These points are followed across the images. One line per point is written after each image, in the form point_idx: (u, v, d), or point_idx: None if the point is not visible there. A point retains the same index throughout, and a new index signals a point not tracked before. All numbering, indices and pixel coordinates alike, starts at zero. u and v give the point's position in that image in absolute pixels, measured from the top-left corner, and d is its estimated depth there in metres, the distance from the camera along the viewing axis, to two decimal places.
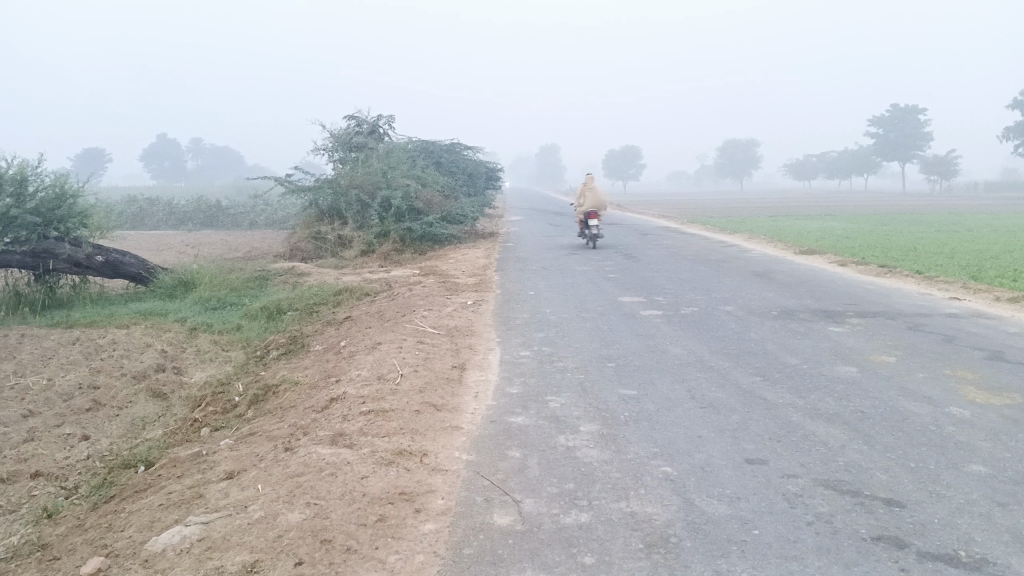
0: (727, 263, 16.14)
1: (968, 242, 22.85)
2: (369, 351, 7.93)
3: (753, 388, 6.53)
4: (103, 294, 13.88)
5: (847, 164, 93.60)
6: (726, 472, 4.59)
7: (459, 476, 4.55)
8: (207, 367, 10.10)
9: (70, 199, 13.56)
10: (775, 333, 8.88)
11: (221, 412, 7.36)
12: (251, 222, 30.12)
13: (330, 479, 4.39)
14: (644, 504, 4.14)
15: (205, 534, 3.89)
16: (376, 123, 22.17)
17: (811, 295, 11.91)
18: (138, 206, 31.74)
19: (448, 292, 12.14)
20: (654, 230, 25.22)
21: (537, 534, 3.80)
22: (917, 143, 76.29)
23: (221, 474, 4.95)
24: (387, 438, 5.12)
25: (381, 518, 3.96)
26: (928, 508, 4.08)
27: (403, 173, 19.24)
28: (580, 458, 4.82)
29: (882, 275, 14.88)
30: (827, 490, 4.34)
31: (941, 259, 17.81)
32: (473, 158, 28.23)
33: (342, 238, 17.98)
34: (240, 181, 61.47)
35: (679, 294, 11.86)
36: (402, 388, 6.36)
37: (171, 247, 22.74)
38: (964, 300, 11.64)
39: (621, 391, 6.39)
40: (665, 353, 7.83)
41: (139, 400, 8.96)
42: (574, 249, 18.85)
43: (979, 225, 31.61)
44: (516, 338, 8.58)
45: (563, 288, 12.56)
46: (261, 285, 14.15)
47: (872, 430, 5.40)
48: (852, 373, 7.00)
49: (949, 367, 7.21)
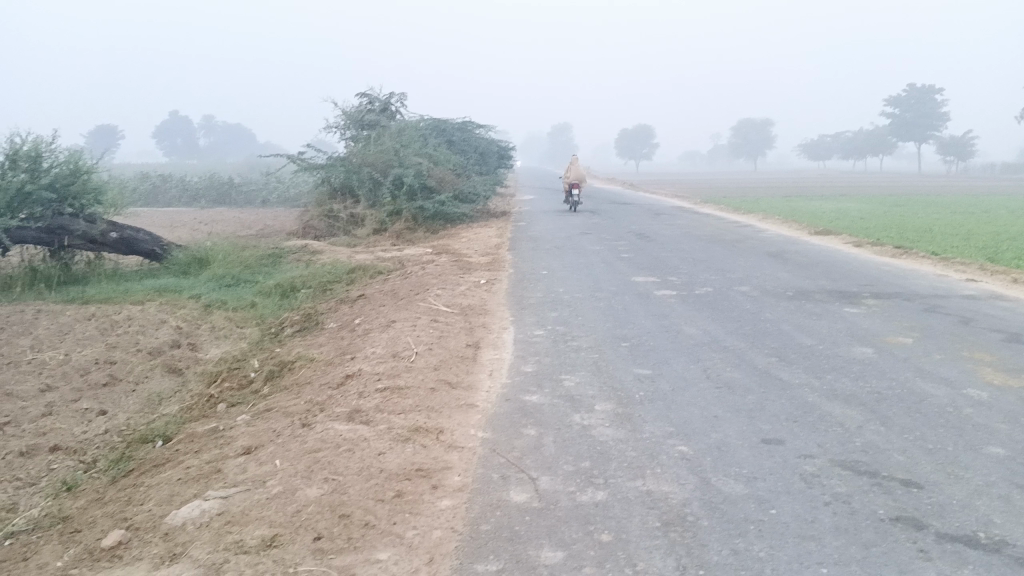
0: (741, 244, 16.04)
1: (985, 223, 22.59)
2: (383, 328, 7.94)
3: (768, 368, 6.51)
4: (118, 271, 13.95)
5: (862, 144, 92.85)
6: (742, 452, 4.59)
7: (475, 454, 4.56)
8: (221, 343, 10.15)
9: (85, 176, 13.60)
10: (789, 314, 8.84)
11: (236, 388, 7.40)
12: (264, 200, 30.17)
13: (347, 455, 4.41)
14: (661, 483, 4.14)
15: (224, 508, 3.92)
16: (388, 100, 22.07)
17: (826, 276, 11.84)
18: (151, 183, 31.82)
19: (460, 270, 12.14)
20: (666, 210, 25.07)
21: (554, 512, 3.81)
22: (933, 124, 75.54)
23: (238, 449, 4.98)
24: (403, 415, 5.14)
25: (399, 494, 3.98)
26: (946, 490, 4.06)
27: (415, 151, 19.18)
28: (595, 437, 4.83)
29: (897, 256, 14.77)
30: (844, 470, 4.32)
31: (957, 240, 17.64)
32: (485, 136, 28.11)
33: (355, 216, 17.96)
34: (252, 160, 61.48)
35: (693, 274, 11.81)
36: (417, 366, 6.37)
37: (184, 224, 22.81)
38: (981, 282, 11.54)
39: (635, 371, 6.38)
40: (679, 333, 7.81)
41: (155, 376, 9.02)
42: (587, 229, 18.78)
43: (996, 206, 31.27)
44: (530, 317, 8.58)
45: (576, 267, 12.53)
46: (274, 262, 14.18)
47: (889, 411, 5.38)
48: (868, 354, 6.96)
49: (967, 349, 7.16)
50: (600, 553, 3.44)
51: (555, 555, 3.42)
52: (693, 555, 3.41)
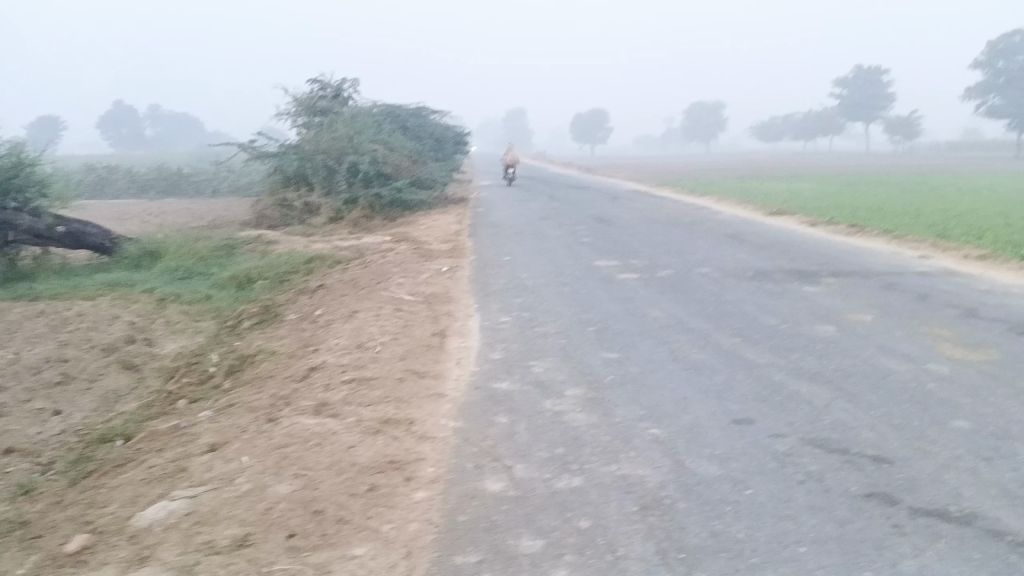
0: (699, 226, 16.17)
1: (933, 201, 23.12)
2: (346, 319, 7.82)
3: (734, 349, 6.54)
4: (67, 266, 13.55)
5: (811, 125, 94.26)
6: (714, 433, 4.60)
7: (448, 444, 4.50)
8: (178, 337, 9.92)
9: (29, 169, 13.17)
10: (751, 295, 8.91)
11: (197, 384, 7.22)
12: (215, 190, 29.59)
13: (317, 450, 4.32)
14: (636, 467, 4.12)
15: (192, 508, 3.80)
16: (341, 86, 21.70)
17: (784, 256, 11.97)
18: (98, 174, 31.02)
19: (421, 258, 12.03)
20: (624, 194, 25.16)
21: (531, 500, 3.77)
22: (880, 104, 77.00)
23: (203, 447, 4.85)
24: (372, 406, 5.05)
25: (372, 487, 3.91)
26: (916, 465, 4.11)
27: (370, 138, 18.92)
28: (567, 423, 4.80)
29: (851, 235, 15.02)
30: (815, 449, 4.36)
31: (908, 218, 18.03)
32: (440, 122, 27.93)
33: (310, 205, 17.67)
34: (201, 149, 60.22)
35: (654, 257, 11.87)
36: (383, 356, 6.28)
37: (133, 217, 22.25)
38: (933, 258, 11.78)
39: (603, 355, 6.37)
40: (644, 316, 7.82)
41: (111, 373, 8.78)
42: (545, 214, 18.75)
43: (942, 184, 31.99)
44: (495, 303, 8.53)
45: (537, 252, 12.49)
46: (230, 254, 13.90)
47: (855, 388, 5.44)
48: (830, 333, 7.04)
49: (925, 324, 7.30)
50: (580, 541, 3.41)
51: (535, 544, 3.38)
52: (672, 539, 3.40)
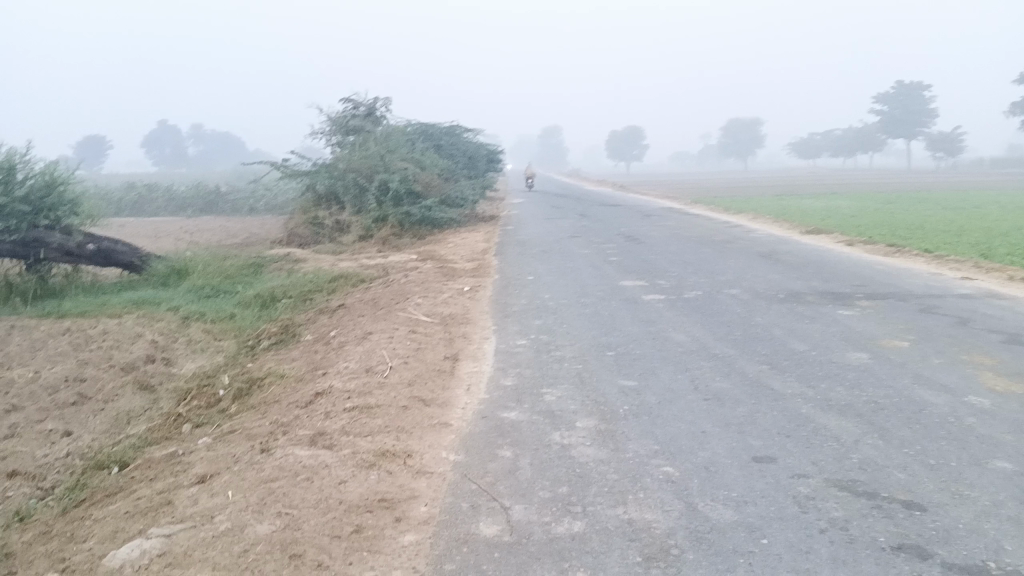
0: (732, 244, 15.77)
1: (977, 219, 22.36)
2: (358, 341, 7.60)
3: (759, 377, 6.20)
4: (96, 283, 13.55)
5: (851, 142, 92.79)
6: (732, 472, 4.27)
7: (445, 480, 4.24)
8: (197, 357, 9.80)
9: (61, 187, 13.22)
10: (781, 318, 8.53)
11: (205, 407, 7.04)
12: (251, 208, 29.82)
13: (304, 486, 4.09)
14: (644, 510, 3.82)
15: (166, 549, 3.58)
16: (374, 104, 21.64)
17: (818, 276, 11.54)
18: (137, 193, 31.46)
19: (444, 277, 11.81)
20: (656, 212, 24.77)
21: (526, 547, 3.49)
22: (922, 120, 75.61)
23: (193, 478, 4.64)
24: (370, 437, 4.82)
25: (358, 529, 3.66)
26: (951, 512, 3.75)
27: (401, 156, 18.85)
28: (575, 458, 4.50)
29: (891, 254, 14.51)
30: (840, 492, 4.01)
31: (950, 237, 17.41)
32: (474, 140, 27.84)
33: (340, 223, 17.59)
34: (241, 167, 61.01)
35: (683, 277, 11.51)
36: (390, 381, 6.04)
37: (168, 234, 22.37)
38: (975, 280, 11.29)
39: (620, 383, 6.06)
40: (667, 341, 7.49)
41: (126, 393, 8.66)
42: (575, 232, 18.45)
43: (986, 202, 31.03)
44: (513, 326, 8.26)
45: (562, 272, 12.21)
46: (256, 272, 13.81)
47: (887, 422, 5.07)
48: (863, 360, 6.66)
49: (966, 352, 6.88)
50: None
51: None
52: None
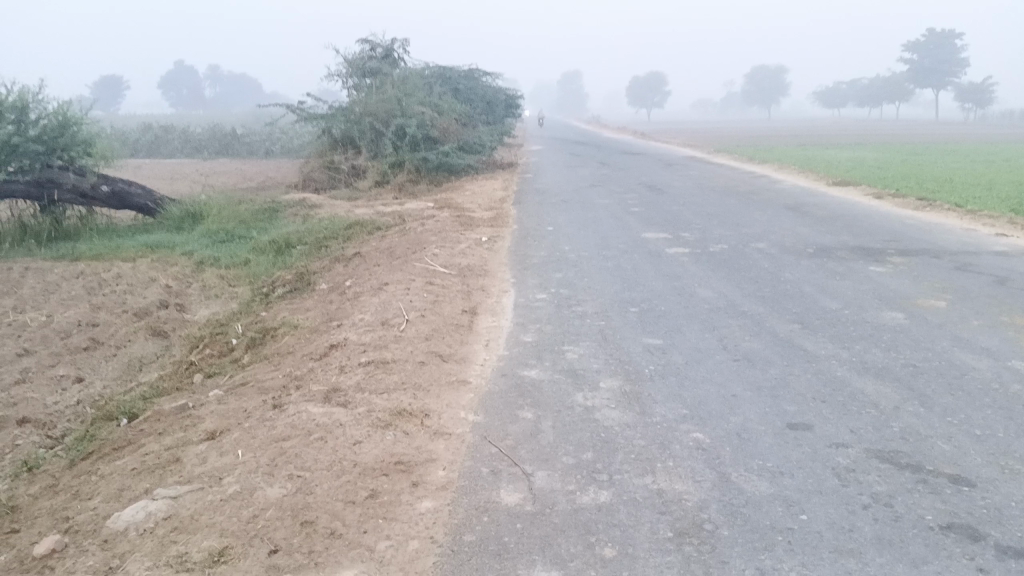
0: (757, 196, 15.37)
1: (1007, 174, 21.71)
2: (374, 292, 7.39)
3: (791, 337, 5.94)
4: (111, 226, 13.30)
5: (878, 92, 90.65)
6: (765, 440, 4.05)
7: (464, 443, 4.05)
8: (211, 303, 9.63)
9: (74, 128, 12.92)
10: (811, 274, 8.22)
11: (217, 356, 6.88)
12: (267, 151, 29.42)
13: (317, 446, 3.91)
14: (674, 481, 3.61)
15: (172, 512, 3.42)
16: (391, 46, 20.99)
17: (847, 231, 11.20)
18: (153, 135, 31.15)
19: (461, 226, 11.54)
20: (678, 161, 24.24)
21: (549, 518, 3.29)
22: (952, 70, 73.56)
23: (202, 434, 4.47)
24: (386, 395, 4.63)
25: (373, 494, 3.48)
26: (1002, 489, 3.52)
27: (419, 100, 18.40)
28: (599, 421, 4.29)
29: (921, 208, 14.09)
30: (882, 464, 3.79)
31: (979, 191, 16.91)
32: (493, 84, 27.23)
33: (356, 168, 17.27)
34: (257, 110, 60.41)
35: (707, 231, 11.16)
36: (407, 335, 5.83)
37: (184, 177, 22.08)
38: (1010, 237, 10.90)
39: (645, 341, 5.82)
40: (693, 297, 7.22)
41: (138, 339, 8.51)
42: (595, 181, 18.04)
43: (1015, 155, 30.24)
44: (533, 279, 8.02)
45: (582, 223, 11.90)
46: (270, 217, 13.55)
47: (927, 389, 4.82)
48: (898, 321, 6.37)
49: (1005, 313, 6.58)
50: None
51: None
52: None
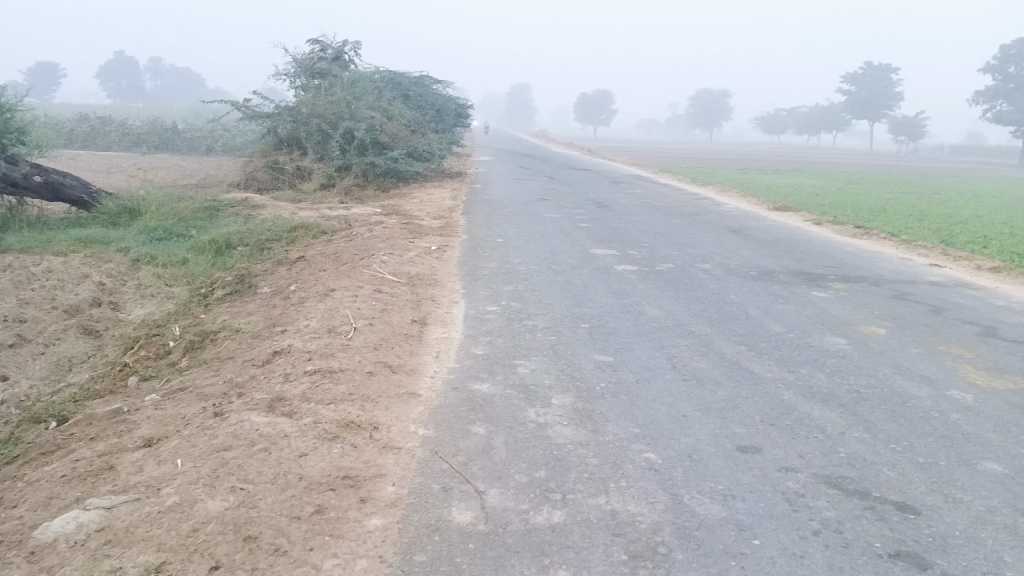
0: (702, 217, 15.59)
1: (939, 206, 22.45)
2: (320, 298, 7.22)
3: (738, 359, 5.99)
4: (42, 218, 12.79)
5: (816, 121, 93.19)
6: (717, 462, 4.06)
7: (414, 457, 3.96)
8: (147, 303, 9.31)
9: (7, 114, 12.41)
10: (756, 297, 8.33)
11: (153, 358, 6.62)
12: (209, 148, 28.74)
13: (261, 457, 3.77)
14: (627, 502, 3.58)
15: (106, 523, 3.25)
16: (342, 48, 20.73)
17: (790, 255, 11.40)
18: (90, 125, 30.19)
19: (409, 234, 11.42)
20: (625, 179, 24.47)
21: (502, 538, 3.23)
22: (888, 103, 76.07)
23: (138, 441, 4.28)
24: (333, 406, 4.50)
25: (319, 510, 3.36)
26: (946, 518, 3.58)
27: (368, 104, 18.19)
28: (551, 439, 4.24)
29: (860, 236, 14.44)
30: (831, 489, 3.82)
31: (913, 222, 17.45)
32: (443, 93, 27.13)
33: (302, 169, 16.97)
34: (201, 105, 59.26)
35: (654, 249, 11.25)
36: (354, 344, 5.71)
37: (121, 171, 21.40)
38: (944, 267, 11.24)
39: (596, 358, 5.80)
40: (642, 315, 7.23)
41: (68, 337, 8.16)
42: (544, 195, 18.09)
43: (945, 188, 31.33)
44: (483, 290, 7.95)
45: (531, 236, 11.88)
46: (211, 216, 13.20)
47: (871, 415, 4.89)
48: (841, 346, 6.49)
49: (943, 342, 6.76)
50: None
51: None
52: None
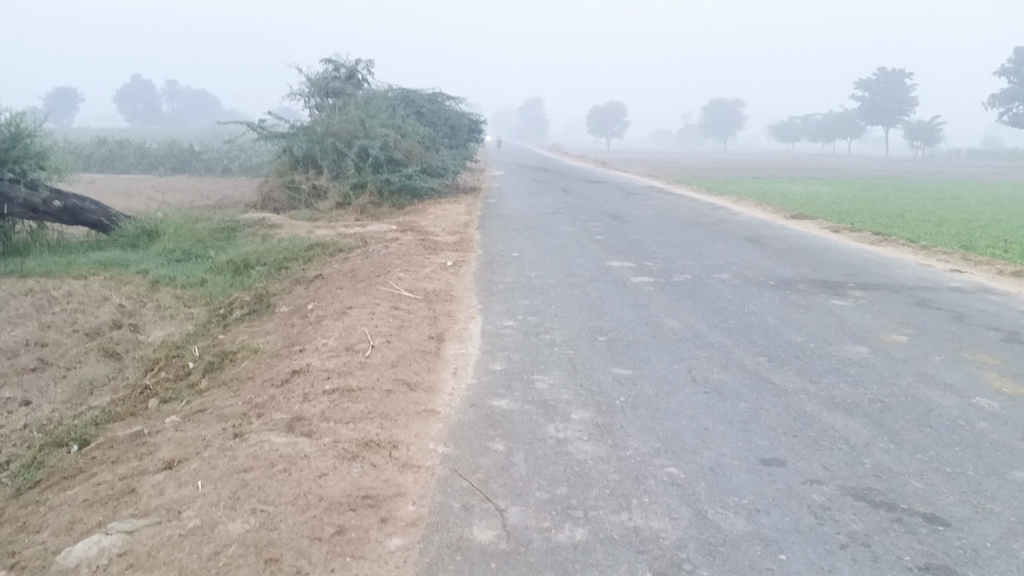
0: (718, 227, 15.53)
1: (957, 210, 22.25)
2: (338, 316, 7.23)
3: (759, 370, 5.94)
4: (62, 242, 12.91)
5: (830, 128, 92.81)
6: (740, 476, 4.01)
7: (434, 476, 3.94)
8: (167, 324, 9.37)
9: (27, 140, 12.55)
10: (775, 306, 8.27)
11: (173, 380, 6.65)
12: (225, 169, 28.99)
13: (281, 478, 3.76)
14: (650, 518, 3.54)
15: (128, 548, 3.25)
16: (355, 67, 20.87)
17: (808, 264, 11.31)
18: (108, 148, 30.55)
19: (425, 250, 11.44)
20: (639, 190, 24.45)
21: (524, 557, 3.20)
22: (902, 108, 75.67)
23: (159, 463, 4.28)
24: (352, 424, 4.49)
25: (340, 531, 3.35)
26: (976, 529, 3.51)
27: (382, 122, 18.28)
28: (572, 455, 4.21)
29: (878, 243, 14.31)
30: (857, 502, 3.76)
31: (931, 227, 17.29)
32: (456, 108, 27.25)
33: (317, 188, 17.07)
34: (217, 127, 59.87)
35: (670, 260, 11.20)
36: (373, 362, 5.70)
37: (139, 193, 21.60)
38: (964, 273, 11.12)
39: (614, 371, 5.77)
40: (659, 327, 7.19)
41: (90, 359, 8.21)
42: (559, 208, 18.09)
43: (962, 193, 31.07)
44: (500, 305, 7.94)
45: (547, 250, 11.86)
46: (229, 237, 13.28)
47: (896, 425, 4.83)
48: (863, 355, 6.42)
49: (967, 349, 6.67)
50: None
51: None
52: None
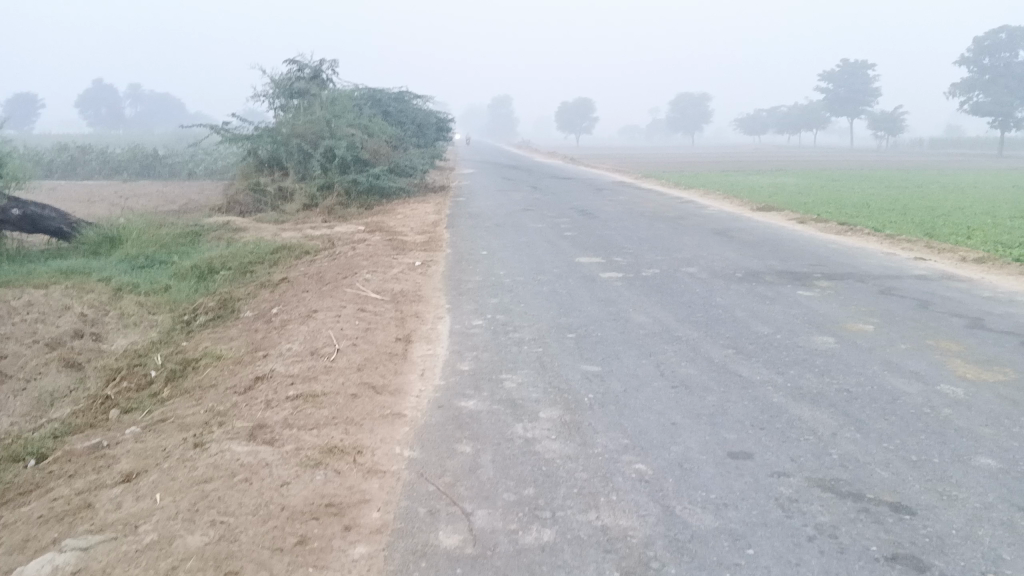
0: (686, 221, 15.58)
1: (921, 199, 22.50)
2: (303, 320, 7.13)
3: (727, 363, 5.93)
4: (22, 251, 12.64)
5: (796, 120, 93.71)
6: (708, 470, 3.99)
7: (399, 481, 3.88)
8: (129, 332, 9.19)
9: None
10: (742, 299, 8.29)
11: (135, 389, 6.51)
12: (191, 172, 28.59)
13: (242, 489, 3.67)
14: (618, 516, 3.51)
15: (83, 565, 3.16)
16: (319, 67, 20.65)
17: (774, 255, 11.37)
18: (70, 154, 30.02)
19: (393, 251, 11.34)
20: (609, 185, 24.47)
21: (491, 561, 3.15)
22: (866, 99, 76.58)
23: (117, 476, 4.18)
24: (316, 431, 4.42)
25: (302, 540, 3.28)
26: (942, 517, 3.52)
27: (348, 122, 18.12)
28: (540, 454, 4.17)
29: (844, 233, 14.44)
30: (824, 493, 3.76)
31: (896, 216, 17.47)
32: (423, 107, 27.09)
33: (283, 190, 16.85)
34: (182, 131, 59.18)
35: (639, 255, 11.19)
36: (337, 366, 5.62)
37: (102, 199, 21.21)
38: (928, 261, 11.24)
39: (583, 368, 5.73)
40: (628, 323, 7.17)
41: (50, 371, 8.04)
42: (528, 205, 18.05)
43: (927, 181, 31.45)
44: (468, 304, 7.88)
45: (517, 247, 11.81)
46: (193, 242, 13.08)
47: (862, 414, 4.84)
48: (830, 345, 6.44)
49: (931, 337, 6.72)
50: None
51: None
52: None
